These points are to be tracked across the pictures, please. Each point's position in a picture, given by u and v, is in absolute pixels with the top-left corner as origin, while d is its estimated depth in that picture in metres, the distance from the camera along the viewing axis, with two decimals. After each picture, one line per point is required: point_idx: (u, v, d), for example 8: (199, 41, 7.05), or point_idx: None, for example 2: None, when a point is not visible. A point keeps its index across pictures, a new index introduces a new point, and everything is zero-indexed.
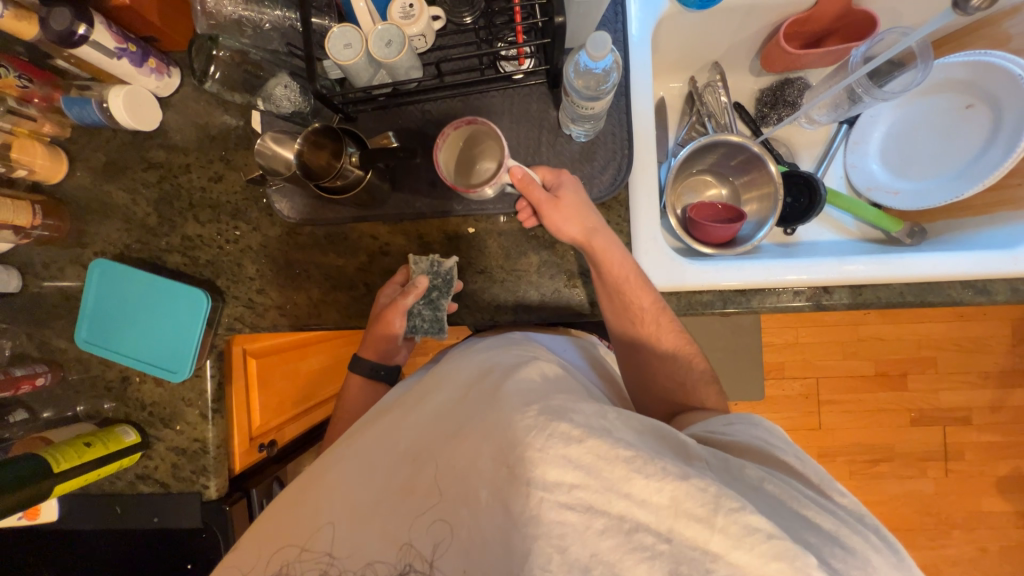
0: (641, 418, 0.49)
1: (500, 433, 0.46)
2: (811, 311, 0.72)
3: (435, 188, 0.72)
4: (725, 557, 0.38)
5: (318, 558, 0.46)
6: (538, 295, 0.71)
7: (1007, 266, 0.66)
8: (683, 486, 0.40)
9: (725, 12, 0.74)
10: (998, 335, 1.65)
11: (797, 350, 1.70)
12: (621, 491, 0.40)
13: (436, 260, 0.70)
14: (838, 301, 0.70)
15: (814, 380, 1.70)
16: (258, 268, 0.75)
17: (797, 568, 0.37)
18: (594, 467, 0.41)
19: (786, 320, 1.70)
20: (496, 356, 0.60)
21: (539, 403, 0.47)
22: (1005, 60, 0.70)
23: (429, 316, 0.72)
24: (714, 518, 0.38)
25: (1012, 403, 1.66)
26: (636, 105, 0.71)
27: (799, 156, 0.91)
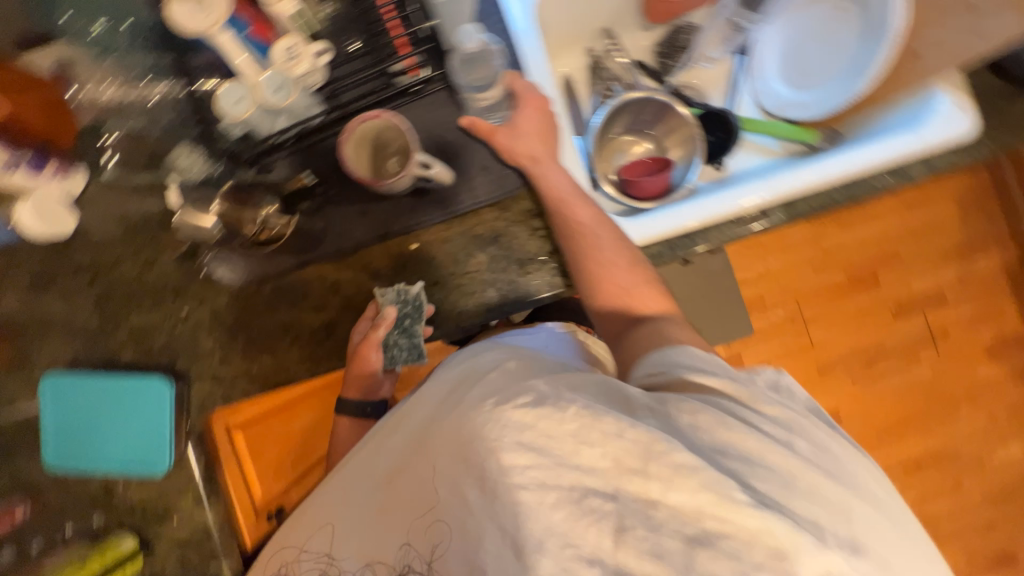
0: (589, 379, 0.54)
1: (463, 436, 0.51)
2: (754, 235, 0.73)
3: (369, 215, 0.72)
4: (663, 501, 0.44)
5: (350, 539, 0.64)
6: (496, 291, 0.71)
7: (917, 145, 0.70)
8: (620, 444, 0.46)
9: None
10: (945, 213, 1.73)
11: (771, 279, 1.75)
12: (571, 464, 0.46)
13: (402, 288, 0.71)
14: (776, 219, 0.72)
15: (795, 302, 1.75)
16: (214, 340, 0.73)
17: (722, 495, 0.43)
18: (547, 446, 0.47)
19: (753, 254, 1.75)
20: (469, 359, 0.63)
21: (495, 395, 0.52)
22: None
23: (404, 343, 0.74)
24: (648, 468, 0.45)
25: (978, 273, 1.74)
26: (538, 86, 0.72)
27: (710, 94, 0.94)
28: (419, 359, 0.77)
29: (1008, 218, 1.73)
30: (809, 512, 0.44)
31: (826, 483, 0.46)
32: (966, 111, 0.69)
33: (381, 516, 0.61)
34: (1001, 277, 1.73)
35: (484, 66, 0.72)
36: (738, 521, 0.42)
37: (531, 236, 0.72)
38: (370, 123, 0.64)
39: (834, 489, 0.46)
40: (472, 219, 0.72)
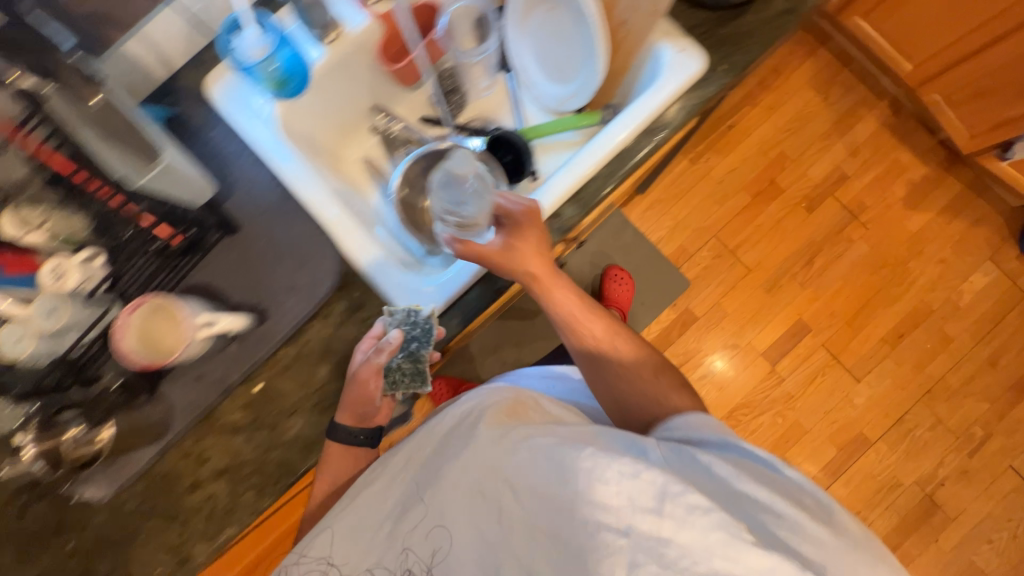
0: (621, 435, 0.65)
1: (551, 472, 0.60)
2: (559, 240, 0.73)
3: (204, 378, 0.71)
4: (677, 541, 0.52)
5: (317, 561, 0.67)
6: (349, 395, 0.72)
7: (662, 98, 0.72)
8: (657, 477, 0.55)
9: (328, 77, 0.80)
10: (808, 101, 1.79)
11: (684, 227, 1.77)
12: (638, 514, 0.54)
13: (411, 310, 0.69)
14: (570, 216, 0.72)
15: (715, 238, 1.76)
16: (109, 560, 0.72)
17: (729, 533, 0.51)
18: (620, 478, 0.56)
19: (657, 212, 1.78)
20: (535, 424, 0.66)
21: (588, 450, 0.59)
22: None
23: (409, 367, 0.72)
24: (661, 506, 0.54)
25: (863, 139, 1.78)
26: (308, 194, 0.74)
27: (498, 117, 0.98)
28: (422, 386, 0.75)
29: (864, 80, 1.79)
30: (795, 547, 0.53)
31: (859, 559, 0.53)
32: (690, 52, 0.73)
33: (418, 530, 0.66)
34: (885, 133, 1.78)
35: (478, 181, 0.70)
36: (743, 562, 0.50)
37: (360, 330, 0.73)
38: (137, 317, 0.65)
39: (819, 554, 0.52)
40: (300, 339, 0.73)
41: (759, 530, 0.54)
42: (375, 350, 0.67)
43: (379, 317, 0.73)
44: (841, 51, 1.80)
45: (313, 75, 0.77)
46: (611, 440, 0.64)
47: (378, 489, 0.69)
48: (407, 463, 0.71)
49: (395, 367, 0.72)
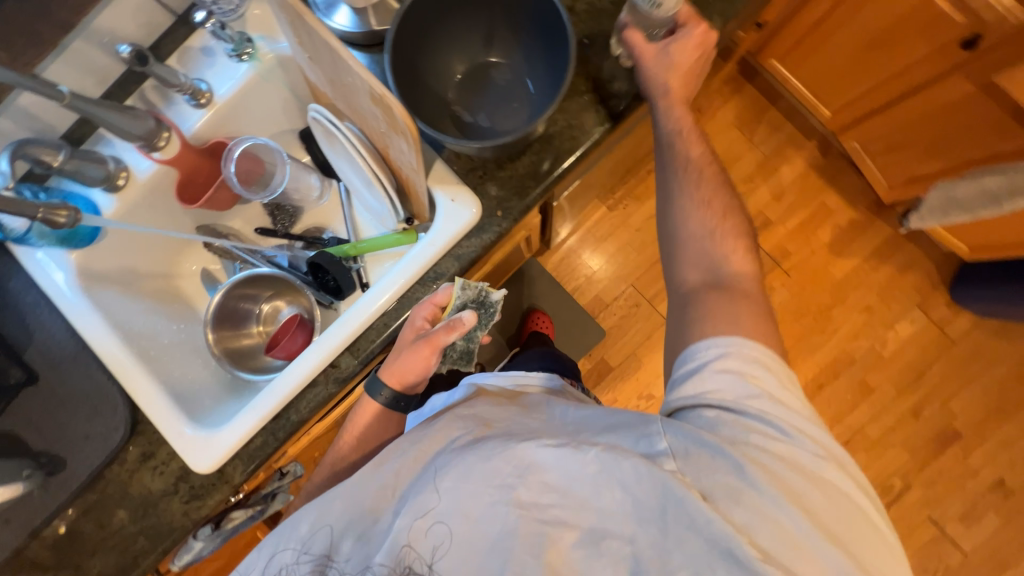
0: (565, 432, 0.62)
1: (540, 464, 0.59)
2: (340, 388, 0.75)
3: (8, 524, 0.75)
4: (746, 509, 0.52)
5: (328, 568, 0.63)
6: (146, 538, 0.75)
7: (431, 251, 0.72)
8: (642, 461, 0.56)
9: (129, 218, 0.81)
10: (732, 142, 1.72)
11: (601, 276, 1.75)
12: (692, 466, 0.55)
13: (484, 289, 0.73)
14: (347, 367, 0.74)
15: (632, 287, 1.74)
16: None
17: (735, 484, 0.54)
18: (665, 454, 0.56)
19: (574, 261, 1.75)
20: (538, 412, 0.67)
21: (554, 438, 0.60)
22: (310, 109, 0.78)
23: (464, 345, 0.81)
24: (658, 464, 0.56)
25: (788, 181, 1.71)
26: (103, 344, 0.77)
27: (335, 224, 0.97)
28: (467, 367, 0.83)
29: (791, 120, 1.71)
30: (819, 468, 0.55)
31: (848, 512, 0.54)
32: (462, 199, 0.72)
33: (437, 520, 0.59)
34: (812, 175, 1.70)
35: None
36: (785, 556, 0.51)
37: (153, 475, 0.76)
38: None
39: (845, 482, 0.55)
40: (95, 485, 0.76)
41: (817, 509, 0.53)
42: (445, 329, 0.69)
43: (171, 461, 0.76)
44: (769, 88, 1.71)
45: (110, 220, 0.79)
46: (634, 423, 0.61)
47: (383, 468, 0.66)
48: (365, 472, 0.66)
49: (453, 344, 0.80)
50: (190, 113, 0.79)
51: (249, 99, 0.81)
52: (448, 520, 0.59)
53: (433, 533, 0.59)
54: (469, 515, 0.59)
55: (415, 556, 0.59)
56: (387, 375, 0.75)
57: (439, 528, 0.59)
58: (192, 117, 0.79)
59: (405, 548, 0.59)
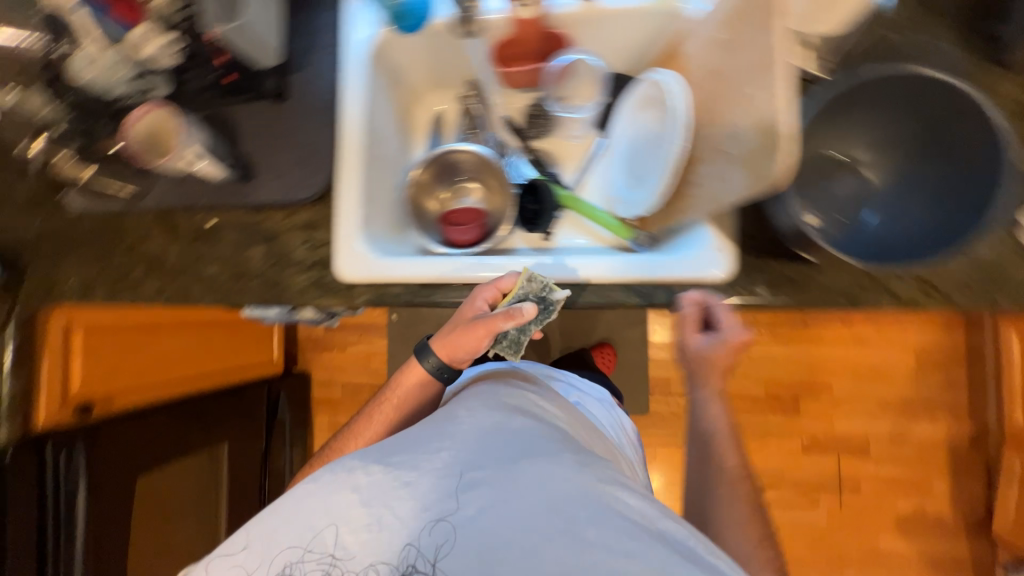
0: (593, 472, 0.60)
1: (569, 499, 0.56)
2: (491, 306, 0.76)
3: (183, 186, 0.83)
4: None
5: (320, 558, 0.56)
6: (260, 281, 0.81)
7: (660, 272, 0.71)
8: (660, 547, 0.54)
9: (441, 35, 0.81)
10: (899, 363, 1.56)
11: (685, 367, 1.67)
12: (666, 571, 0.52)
13: (546, 288, 0.71)
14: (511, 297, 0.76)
15: None
16: (50, 250, 0.88)
17: None
18: (647, 551, 0.53)
19: (675, 337, 1.68)
20: (529, 417, 0.67)
21: (587, 473, 0.59)
22: (666, 77, 0.74)
23: (515, 335, 0.76)
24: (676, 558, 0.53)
25: (917, 437, 1.55)
26: (346, 116, 0.79)
27: (565, 165, 0.96)
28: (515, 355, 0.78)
29: (970, 392, 1.53)
30: None
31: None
32: (724, 255, 0.69)
33: (442, 522, 0.56)
34: (942, 451, 1.54)
35: None
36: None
37: (302, 244, 0.80)
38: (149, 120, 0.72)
39: None
40: (260, 214, 0.81)
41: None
42: (504, 315, 0.68)
43: (321, 247, 0.79)
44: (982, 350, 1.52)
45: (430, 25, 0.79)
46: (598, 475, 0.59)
47: (397, 440, 0.64)
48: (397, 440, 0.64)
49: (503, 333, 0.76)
50: None
51: (621, 22, 0.75)
52: (451, 517, 0.56)
53: (438, 531, 0.55)
54: (459, 519, 0.56)
55: (415, 555, 0.55)
56: (442, 349, 0.74)
57: (443, 526, 0.56)
58: (565, 0, 0.74)
59: (404, 547, 0.56)
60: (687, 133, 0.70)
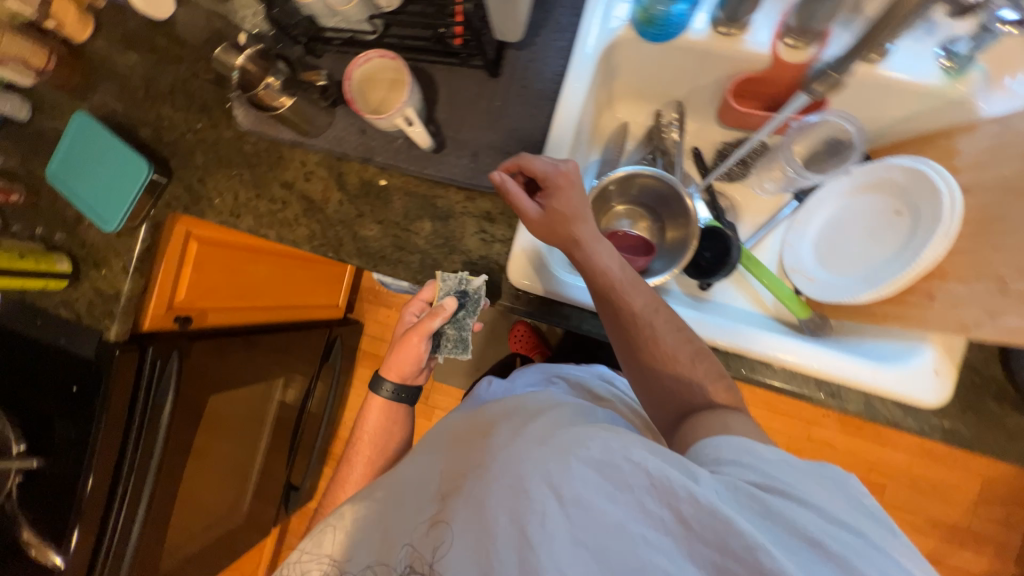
0: (588, 460, 0.48)
1: (511, 469, 0.51)
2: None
3: (364, 136, 0.78)
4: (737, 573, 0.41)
5: (321, 560, 0.63)
6: (421, 258, 0.76)
7: (867, 378, 0.64)
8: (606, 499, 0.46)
9: (683, 52, 0.73)
10: (957, 487, 1.52)
11: None
12: (633, 520, 0.45)
13: (464, 278, 0.73)
14: None
15: None
16: (204, 160, 0.84)
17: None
18: (616, 497, 0.46)
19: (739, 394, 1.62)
20: (528, 399, 0.65)
21: (550, 445, 0.51)
22: (940, 176, 0.64)
23: (455, 332, 0.83)
24: (675, 508, 0.44)
25: (950, 562, 1.52)
26: (561, 112, 0.71)
27: (742, 219, 0.88)
28: (461, 352, 0.85)
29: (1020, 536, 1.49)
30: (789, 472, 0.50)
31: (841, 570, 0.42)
32: (942, 380, 0.63)
33: (423, 528, 0.56)
34: None
35: None
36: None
37: (474, 234, 0.75)
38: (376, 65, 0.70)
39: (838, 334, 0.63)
40: (438, 189, 0.76)
41: (792, 523, 0.44)
42: (432, 316, 0.77)
43: (493, 242, 0.74)
44: None
45: (680, 40, 0.71)
46: (542, 430, 0.54)
47: (396, 474, 0.69)
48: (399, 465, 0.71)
49: (440, 333, 0.84)
50: (845, 50, 0.67)
51: (891, 96, 0.68)
52: (443, 516, 0.55)
53: (441, 533, 0.54)
54: (438, 522, 0.56)
55: (419, 556, 0.55)
56: (386, 372, 0.86)
57: (445, 527, 0.54)
58: (842, 53, 0.67)
59: (405, 548, 0.57)
60: (942, 247, 0.61)
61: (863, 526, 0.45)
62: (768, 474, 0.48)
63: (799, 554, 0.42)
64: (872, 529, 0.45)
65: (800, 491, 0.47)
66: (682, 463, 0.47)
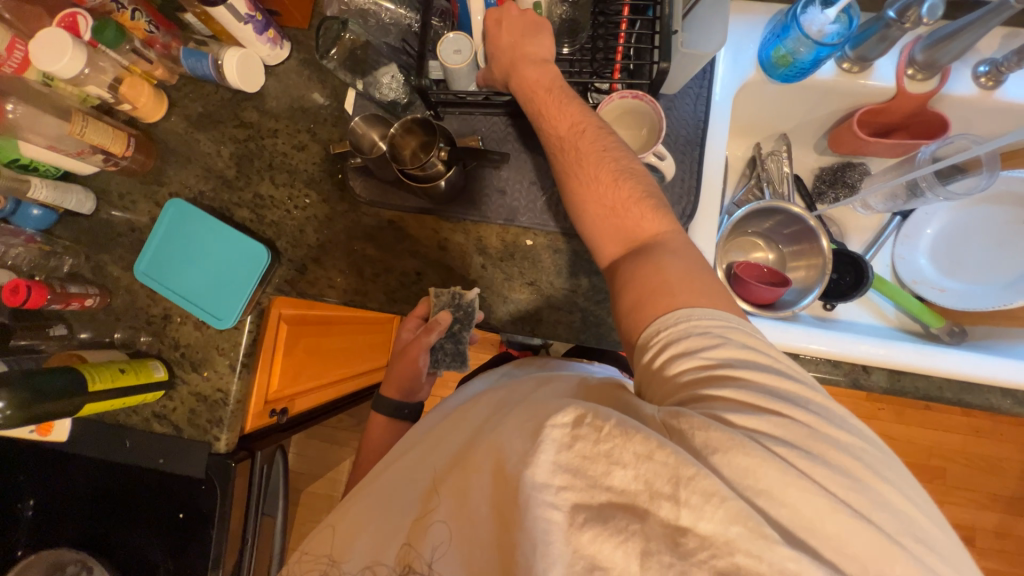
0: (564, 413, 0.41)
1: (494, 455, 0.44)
2: (846, 386, 0.73)
3: (503, 196, 0.75)
4: (694, 530, 0.34)
5: (318, 560, 0.52)
6: (580, 316, 0.73)
7: None
8: (649, 466, 0.37)
9: (806, 91, 0.77)
10: (1015, 459, 1.51)
11: None
12: (603, 486, 0.37)
13: (457, 293, 0.73)
14: (876, 382, 0.71)
15: None
16: (317, 238, 0.77)
17: (754, 530, 0.33)
18: (586, 468, 0.38)
19: None
20: (515, 384, 0.58)
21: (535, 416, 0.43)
22: None
23: (452, 344, 0.77)
24: (677, 493, 0.35)
25: (1021, 533, 1.50)
26: (708, 158, 0.73)
27: (849, 237, 0.91)
28: (462, 366, 0.79)
29: None
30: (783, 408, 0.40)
31: (823, 503, 0.35)
32: None
33: (416, 523, 0.50)
34: None
35: None
36: (771, 563, 0.32)
37: None
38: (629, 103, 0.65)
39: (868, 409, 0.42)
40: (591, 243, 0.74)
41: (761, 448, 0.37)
42: (426, 330, 0.73)
43: None
44: None
45: (807, 80, 0.74)
46: (528, 404, 0.47)
47: (382, 478, 0.58)
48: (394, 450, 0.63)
49: (439, 346, 0.79)
50: (965, 79, 0.72)
51: (1005, 115, 0.74)
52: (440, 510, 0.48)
53: (436, 530, 0.48)
54: (428, 514, 0.50)
55: (415, 554, 0.48)
56: (386, 387, 0.78)
57: (440, 524, 0.48)
58: (963, 83, 0.72)
59: (405, 548, 0.49)
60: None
61: (828, 445, 0.38)
62: (742, 388, 0.41)
63: (767, 482, 0.35)
64: (835, 448, 0.38)
65: (775, 402, 0.40)
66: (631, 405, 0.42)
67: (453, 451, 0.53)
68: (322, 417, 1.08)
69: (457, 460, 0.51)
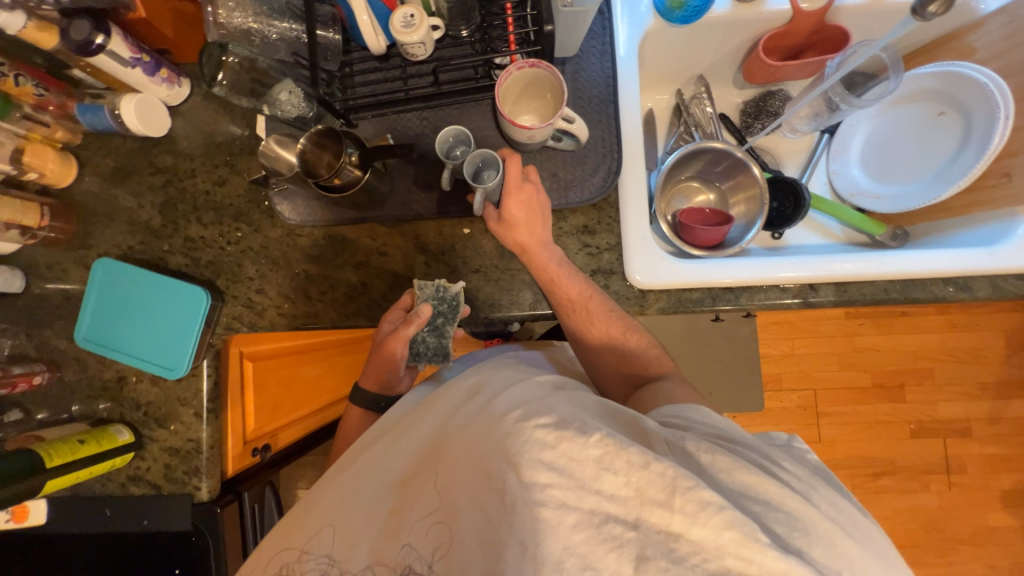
0: (545, 421, 0.44)
1: (481, 447, 0.46)
2: (799, 307, 0.73)
3: (431, 190, 0.74)
4: (686, 536, 0.37)
5: (316, 559, 0.49)
6: (531, 294, 0.73)
7: (988, 263, 0.69)
8: (642, 473, 0.39)
9: (708, 29, 0.78)
10: (992, 346, 1.56)
11: (794, 361, 1.60)
12: (592, 489, 0.40)
13: (442, 286, 0.72)
14: (825, 298, 0.72)
15: (811, 392, 1.59)
16: (257, 269, 0.76)
17: (748, 535, 0.36)
18: (571, 465, 0.41)
19: (781, 331, 1.60)
20: (492, 367, 0.60)
21: (517, 411, 0.46)
22: (973, 70, 0.73)
23: (434, 338, 0.75)
24: (672, 500, 0.38)
25: (1012, 414, 1.56)
26: (624, 112, 0.73)
27: (784, 163, 0.92)
28: (444, 361, 0.77)
29: None
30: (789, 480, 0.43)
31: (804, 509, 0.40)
32: None
33: (393, 518, 0.50)
34: None
35: None
36: (762, 564, 0.36)
37: (579, 250, 0.73)
38: (525, 72, 0.65)
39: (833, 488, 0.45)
40: None
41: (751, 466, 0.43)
42: (405, 321, 0.69)
43: (603, 253, 0.73)
44: None
45: (704, 18, 0.75)
46: (509, 401, 0.49)
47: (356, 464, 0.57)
48: (360, 446, 0.61)
49: (418, 341, 0.76)
50: None
51: (895, 17, 0.76)
52: (438, 507, 0.48)
53: (438, 532, 0.47)
54: (406, 507, 0.50)
55: (413, 555, 0.46)
56: (364, 380, 0.76)
57: (440, 525, 0.47)
58: None
59: (404, 549, 0.47)
60: (1009, 128, 0.70)
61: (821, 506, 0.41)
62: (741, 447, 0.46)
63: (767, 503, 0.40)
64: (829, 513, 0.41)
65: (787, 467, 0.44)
66: (636, 424, 0.46)
67: (427, 445, 0.53)
68: (314, 444, 1.08)
69: (435, 453, 0.51)
